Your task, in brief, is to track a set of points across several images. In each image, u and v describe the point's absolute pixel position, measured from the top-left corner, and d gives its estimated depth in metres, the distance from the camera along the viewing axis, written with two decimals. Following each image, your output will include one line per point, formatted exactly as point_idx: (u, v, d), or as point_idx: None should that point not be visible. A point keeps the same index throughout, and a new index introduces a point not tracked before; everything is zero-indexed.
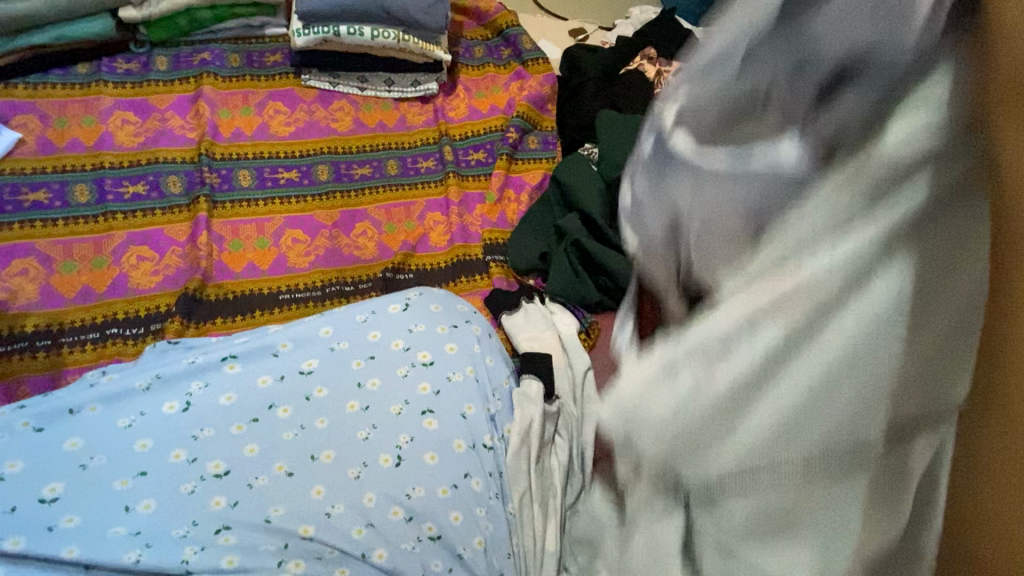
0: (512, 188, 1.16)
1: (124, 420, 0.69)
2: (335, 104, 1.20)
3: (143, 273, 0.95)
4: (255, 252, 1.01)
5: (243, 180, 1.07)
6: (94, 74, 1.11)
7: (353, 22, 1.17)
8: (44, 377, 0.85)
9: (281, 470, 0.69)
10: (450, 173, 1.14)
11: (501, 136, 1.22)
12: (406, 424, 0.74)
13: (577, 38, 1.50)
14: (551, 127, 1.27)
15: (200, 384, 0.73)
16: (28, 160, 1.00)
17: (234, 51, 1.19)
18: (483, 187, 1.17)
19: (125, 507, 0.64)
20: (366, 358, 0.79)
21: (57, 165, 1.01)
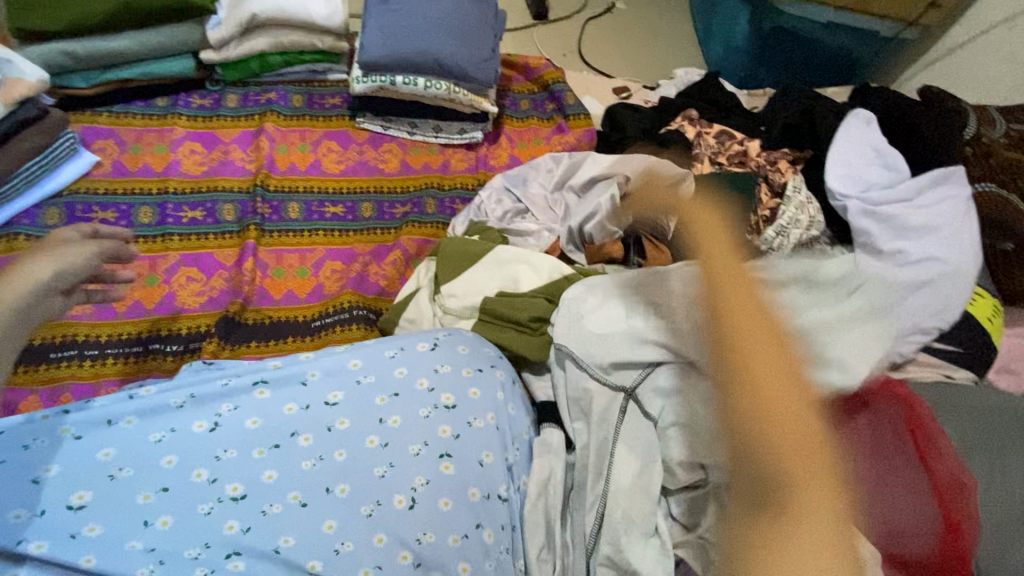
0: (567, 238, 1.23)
1: (154, 434, 0.71)
2: (385, 146, 1.27)
3: (190, 293, 1.01)
4: (295, 280, 1.06)
5: (292, 212, 1.13)
6: (171, 107, 1.21)
7: (409, 73, 1.24)
8: (89, 385, 0.89)
9: (296, 500, 0.70)
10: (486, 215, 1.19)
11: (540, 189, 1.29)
12: (423, 466, 0.74)
13: (621, 96, 1.55)
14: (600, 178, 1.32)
15: (229, 406, 0.75)
16: (102, 181, 1.09)
17: (298, 93, 1.28)
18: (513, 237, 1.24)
19: (143, 521, 0.65)
20: (390, 394, 0.80)
21: (127, 187, 1.09)
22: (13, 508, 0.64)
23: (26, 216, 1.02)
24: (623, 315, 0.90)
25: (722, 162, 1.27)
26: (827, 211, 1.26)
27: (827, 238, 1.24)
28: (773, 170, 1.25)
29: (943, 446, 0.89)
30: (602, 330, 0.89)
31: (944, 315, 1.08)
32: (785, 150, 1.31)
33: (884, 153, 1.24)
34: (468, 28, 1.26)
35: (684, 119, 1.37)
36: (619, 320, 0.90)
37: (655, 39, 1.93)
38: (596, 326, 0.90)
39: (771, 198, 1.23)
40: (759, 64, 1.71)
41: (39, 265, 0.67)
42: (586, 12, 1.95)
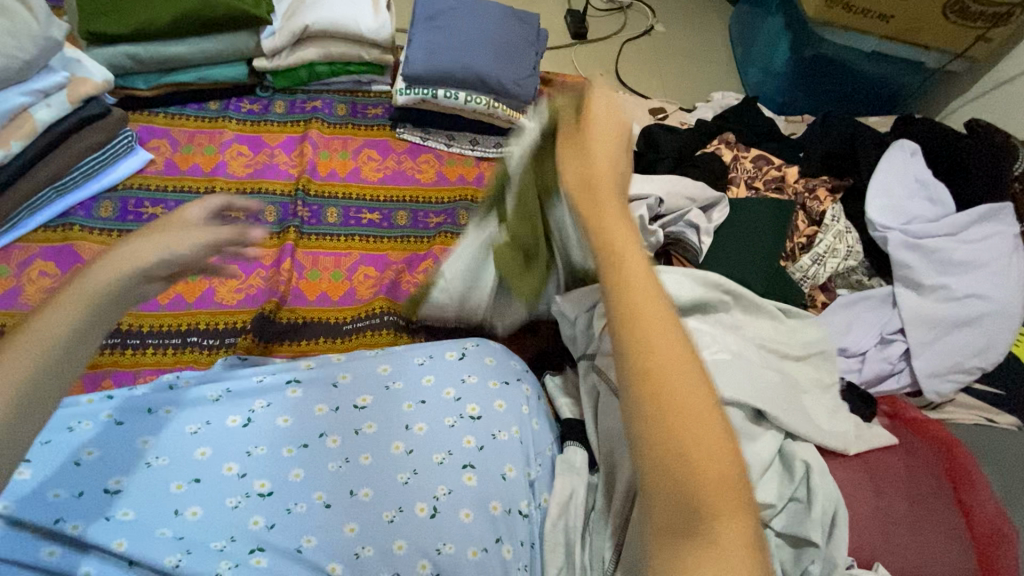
0: None
1: (191, 426, 0.74)
2: (422, 157, 1.29)
3: (229, 290, 1.04)
4: (330, 283, 1.08)
5: (330, 217, 1.16)
6: (222, 110, 1.25)
7: (450, 87, 1.27)
8: (128, 373, 0.92)
9: (320, 500, 0.71)
10: None
11: None
12: (446, 475, 0.74)
13: (657, 117, 1.56)
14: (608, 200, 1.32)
15: (263, 403, 0.77)
16: (153, 178, 1.13)
17: (342, 102, 1.33)
18: None
19: (174, 510, 0.67)
20: (417, 402, 0.80)
21: (176, 185, 1.14)
22: (54, 487, 0.66)
23: (81, 208, 1.07)
24: None
25: (759, 188, 1.26)
26: (866, 241, 1.23)
27: (865, 268, 1.22)
28: (812, 198, 1.23)
29: (992, 500, 0.84)
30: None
31: (986, 355, 1.05)
32: (825, 178, 1.29)
33: (928, 185, 1.21)
34: (510, 46, 1.30)
35: (721, 142, 1.36)
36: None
37: (693, 62, 1.94)
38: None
39: (808, 226, 1.21)
40: (797, 91, 1.70)
41: (145, 251, 0.63)
42: (625, 33, 1.97)
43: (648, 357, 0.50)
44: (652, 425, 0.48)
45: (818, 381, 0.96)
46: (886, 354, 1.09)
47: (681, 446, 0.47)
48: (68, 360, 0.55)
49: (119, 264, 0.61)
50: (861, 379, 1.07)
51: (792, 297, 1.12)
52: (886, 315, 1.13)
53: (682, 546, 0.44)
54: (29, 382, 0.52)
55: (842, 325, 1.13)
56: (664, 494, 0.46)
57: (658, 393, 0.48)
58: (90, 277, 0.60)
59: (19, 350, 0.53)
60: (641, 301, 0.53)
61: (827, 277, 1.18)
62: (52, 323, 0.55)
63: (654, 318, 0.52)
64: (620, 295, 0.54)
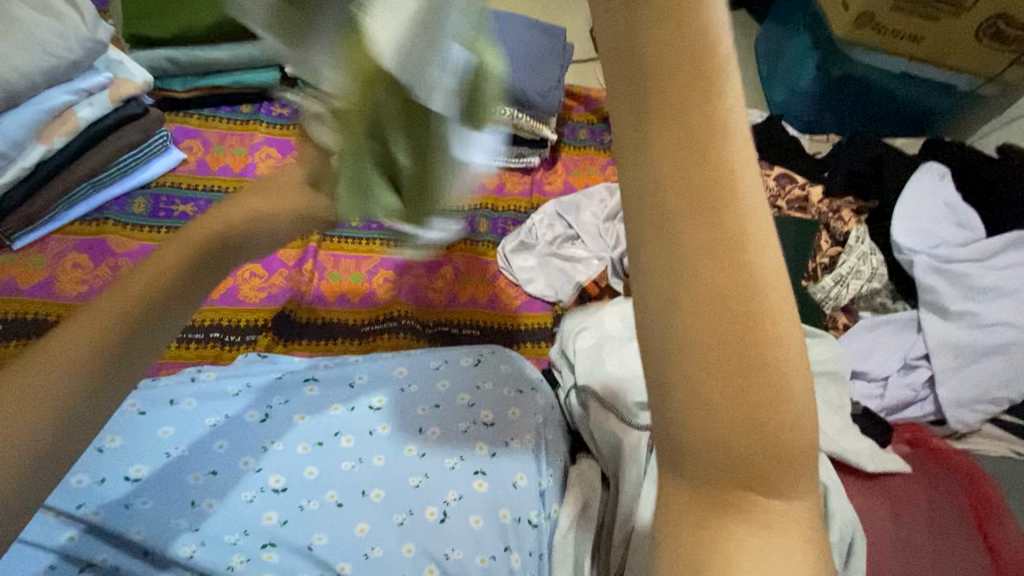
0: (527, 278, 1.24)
1: (210, 419, 0.75)
2: None
3: (252, 288, 1.06)
4: (350, 285, 1.10)
5: (353, 221, 1.19)
6: (253, 113, 1.29)
7: None
8: (152, 365, 0.95)
9: (332, 500, 0.71)
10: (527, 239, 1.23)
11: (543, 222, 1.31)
12: (457, 481, 0.74)
13: None
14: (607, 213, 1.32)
15: (281, 399, 0.78)
16: (185, 177, 1.17)
17: None
18: None
19: (191, 501, 0.68)
20: (431, 406, 0.81)
21: (206, 184, 1.17)
22: (77, 474, 0.68)
23: (116, 203, 1.11)
24: None
25: (782, 206, 1.25)
26: (891, 265, 1.21)
27: (890, 291, 1.20)
28: (836, 218, 1.21)
29: (1019, 536, 0.82)
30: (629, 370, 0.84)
31: (1016, 386, 1.01)
32: (850, 198, 1.27)
33: (957, 210, 1.18)
34: (537, 59, 1.31)
35: None
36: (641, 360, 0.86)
37: None
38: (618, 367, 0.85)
39: (832, 246, 1.19)
40: (824, 110, 1.69)
41: (245, 216, 0.51)
42: None
43: (730, 238, 0.28)
44: (722, 357, 0.28)
45: (827, 404, 0.97)
46: (909, 381, 1.07)
47: (759, 387, 0.29)
48: (148, 339, 0.48)
49: (218, 231, 0.51)
50: (882, 405, 1.05)
51: (812, 317, 1.10)
52: (910, 340, 1.11)
53: (714, 522, 0.31)
54: (101, 360, 0.46)
55: (863, 349, 1.11)
56: (716, 458, 0.30)
57: (737, 309, 0.28)
58: (195, 237, 0.50)
59: (104, 317, 0.46)
60: (720, 135, 0.29)
61: (850, 299, 1.16)
62: (139, 288, 0.48)
63: (741, 178, 0.29)
64: (686, 127, 0.29)
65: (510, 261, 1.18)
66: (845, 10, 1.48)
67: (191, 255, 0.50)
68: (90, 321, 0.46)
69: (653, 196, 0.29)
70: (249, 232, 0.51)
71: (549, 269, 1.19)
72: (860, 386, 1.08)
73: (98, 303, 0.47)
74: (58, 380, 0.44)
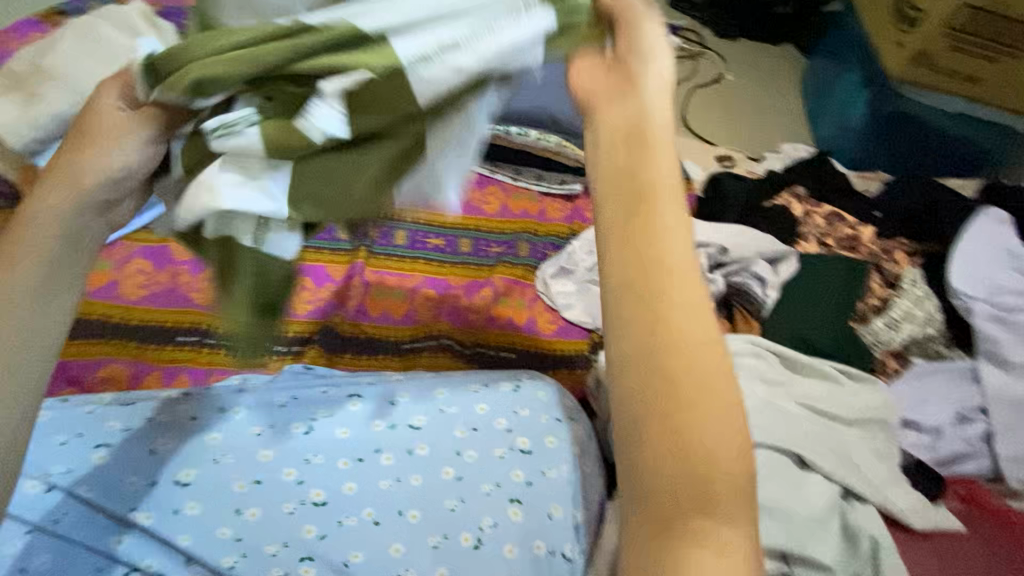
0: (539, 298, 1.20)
1: (257, 428, 0.77)
2: (488, 189, 1.33)
3: (300, 300, 1.09)
4: (392, 302, 1.12)
5: (398, 239, 1.21)
6: None
7: (524, 125, 1.32)
8: (202, 370, 0.99)
9: (369, 518, 0.72)
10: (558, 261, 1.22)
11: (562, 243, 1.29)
12: (493, 508, 0.74)
13: (724, 164, 1.55)
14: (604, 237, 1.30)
15: (323, 413, 0.80)
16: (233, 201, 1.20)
17: None
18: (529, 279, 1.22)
19: (235, 510, 0.70)
20: (470, 429, 0.81)
21: None
22: (132, 476, 0.71)
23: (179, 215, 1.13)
24: None
25: (830, 244, 1.23)
26: (946, 310, 1.16)
27: (946, 337, 1.13)
28: (888, 260, 1.20)
29: None
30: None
31: None
32: (903, 240, 1.25)
33: (1017, 257, 1.14)
34: None
35: (792, 195, 1.33)
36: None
37: (761, 112, 1.92)
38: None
39: (883, 288, 1.16)
40: (875, 147, 1.65)
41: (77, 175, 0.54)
42: (694, 79, 1.97)
43: (673, 348, 0.45)
44: (657, 404, 0.44)
45: (876, 452, 0.92)
46: (964, 434, 1.01)
47: (684, 428, 0.43)
48: (54, 283, 0.52)
49: (73, 188, 0.54)
50: (934, 457, 0.99)
51: (862, 361, 1.06)
52: (966, 390, 1.05)
53: (671, 545, 0.42)
54: (32, 316, 0.51)
55: (916, 398, 1.06)
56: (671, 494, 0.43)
57: (668, 378, 0.44)
58: (50, 196, 0.53)
59: (10, 282, 0.50)
60: (667, 269, 0.47)
61: (902, 344, 1.11)
62: (32, 252, 0.52)
63: (684, 314, 0.46)
64: (651, 272, 0.47)
65: (549, 286, 1.20)
66: (900, 48, 1.48)
67: (59, 208, 0.53)
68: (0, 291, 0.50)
69: (631, 315, 0.46)
70: (95, 178, 0.55)
71: (588, 297, 1.19)
72: (910, 436, 1.02)
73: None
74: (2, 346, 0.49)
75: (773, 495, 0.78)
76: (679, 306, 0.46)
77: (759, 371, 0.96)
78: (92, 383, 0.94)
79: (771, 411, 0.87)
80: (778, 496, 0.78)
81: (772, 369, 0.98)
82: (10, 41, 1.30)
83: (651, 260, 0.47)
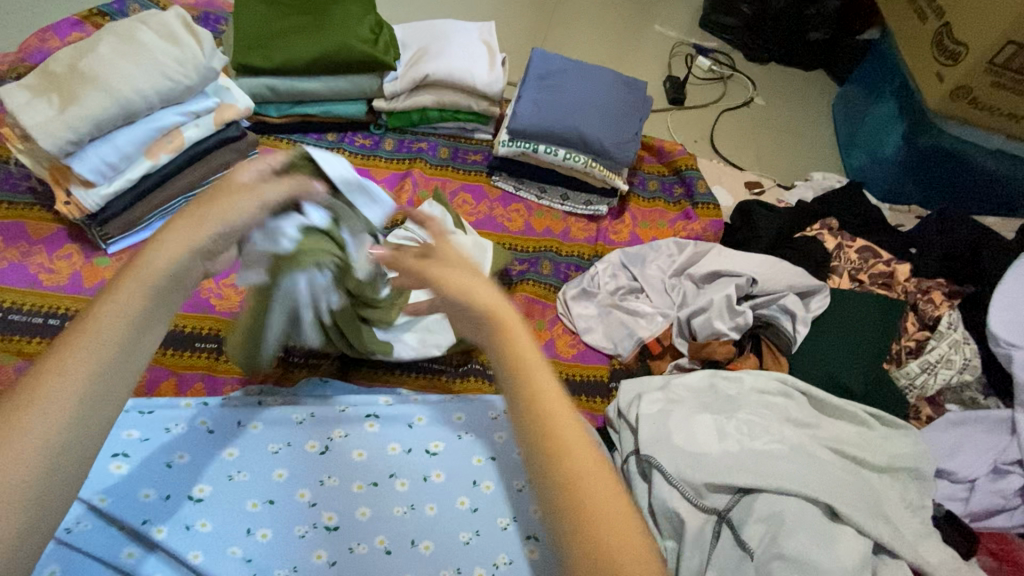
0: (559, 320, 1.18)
1: (273, 445, 0.75)
2: (512, 206, 1.33)
3: None
4: None
5: None
6: (339, 142, 1.35)
7: (552, 143, 1.29)
8: (218, 378, 0.98)
9: (381, 545, 0.70)
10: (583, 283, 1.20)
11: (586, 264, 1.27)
12: (508, 543, 0.72)
13: (753, 191, 1.53)
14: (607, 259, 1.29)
15: (341, 432, 0.78)
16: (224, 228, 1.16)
17: (446, 145, 1.40)
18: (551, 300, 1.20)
19: (247, 529, 0.69)
20: (487, 458, 0.79)
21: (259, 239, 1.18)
22: (146, 487, 0.69)
23: None
24: (719, 436, 0.86)
25: (863, 281, 1.19)
26: (985, 355, 1.12)
27: (980, 385, 1.10)
28: (926, 300, 1.15)
29: None
30: (694, 448, 0.85)
31: None
32: (941, 280, 1.20)
33: None
34: (616, 110, 1.32)
35: (824, 227, 1.30)
36: (712, 439, 0.86)
37: (791, 138, 1.88)
38: (685, 442, 0.86)
39: (919, 330, 1.12)
40: (908, 180, 1.61)
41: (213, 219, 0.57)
42: (724, 102, 1.94)
43: (556, 446, 0.49)
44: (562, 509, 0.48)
45: (906, 503, 0.87)
46: (1002, 488, 0.96)
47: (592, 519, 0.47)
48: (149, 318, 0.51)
49: (189, 236, 0.55)
50: (968, 511, 0.96)
51: (894, 405, 1.02)
52: (1005, 442, 1.00)
53: None
54: (109, 355, 0.47)
55: (948, 446, 1.02)
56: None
57: (575, 499, 0.48)
58: (178, 231, 0.55)
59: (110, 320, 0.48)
60: (522, 369, 0.52)
61: (937, 389, 1.07)
62: (132, 295, 0.50)
63: (552, 410, 0.51)
64: (514, 379, 0.52)
65: (570, 308, 1.17)
66: (940, 81, 1.42)
67: (172, 254, 0.53)
68: (101, 318, 0.48)
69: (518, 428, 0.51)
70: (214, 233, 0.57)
71: (610, 321, 1.16)
72: (941, 486, 0.99)
73: (86, 317, 0.48)
74: (78, 382, 0.45)
75: (803, 549, 0.74)
76: (546, 402, 0.51)
77: (787, 411, 0.93)
78: None
79: (801, 456, 0.84)
80: (808, 549, 0.74)
81: (800, 410, 0.94)
82: (48, 39, 1.32)
83: (520, 379, 0.51)
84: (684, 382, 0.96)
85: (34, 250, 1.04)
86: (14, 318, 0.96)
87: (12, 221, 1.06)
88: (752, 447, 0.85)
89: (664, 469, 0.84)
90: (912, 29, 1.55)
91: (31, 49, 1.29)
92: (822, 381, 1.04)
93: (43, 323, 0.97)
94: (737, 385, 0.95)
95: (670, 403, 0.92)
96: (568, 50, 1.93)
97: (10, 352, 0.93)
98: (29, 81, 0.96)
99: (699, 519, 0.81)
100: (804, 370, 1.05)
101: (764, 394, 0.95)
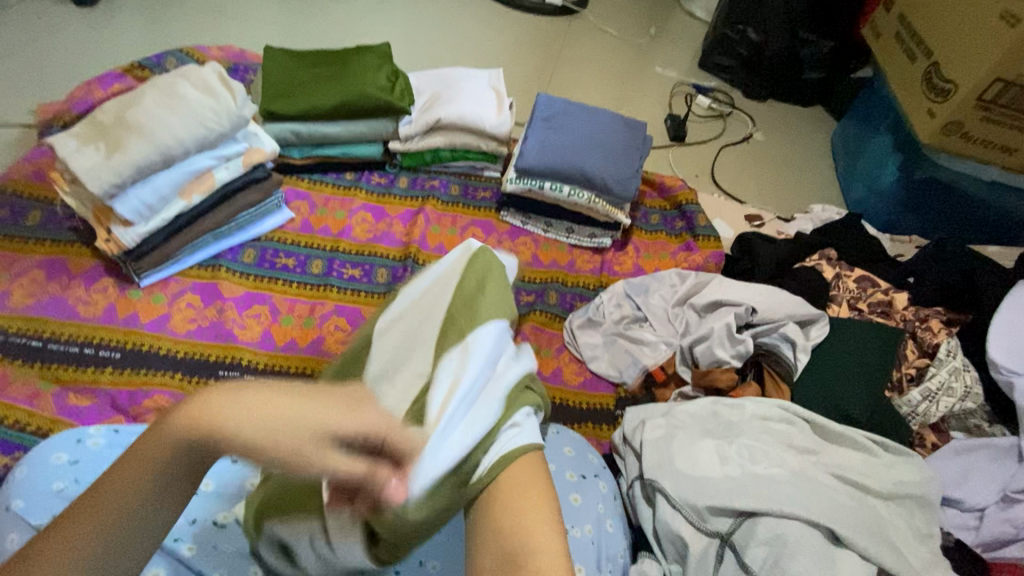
0: (566, 348, 1.23)
1: None
2: (520, 239, 1.40)
3: (335, 340, 1.15)
4: (300, 330, 1.15)
5: None
6: (356, 181, 1.43)
7: (557, 180, 1.36)
8: None
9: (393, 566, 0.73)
10: (585, 313, 1.24)
11: (591, 295, 1.32)
12: None
13: (753, 222, 1.58)
14: (596, 287, 1.34)
15: None
16: (243, 281, 1.20)
17: (457, 184, 1.48)
18: (561, 330, 1.25)
19: None
20: None
21: (265, 290, 1.20)
22: None
23: (230, 252, 1.23)
24: (719, 462, 0.89)
25: (862, 310, 1.22)
26: (989, 382, 1.13)
27: (986, 412, 1.12)
28: (924, 328, 1.17)
29: None
30: (697, 472, 0.88)
31: None
32: (938, 309, 1.23)
33: None
34: (618, 150, 1.39)
35: (822, 258, 1.34)
36: (714, 464, 0.88)
37: (790, 171, 1.94)
38: (687, 467, 0.88)
39: (918, 358, 1.14)
40: (908, 211, 1.65)
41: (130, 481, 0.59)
42: (723, 139, 2.02)
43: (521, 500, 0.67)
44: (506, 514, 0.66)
45: (914, 531, 0.88)
46: (1011, 516, 0.97)
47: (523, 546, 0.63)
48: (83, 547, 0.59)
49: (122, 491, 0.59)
50: (978, 541, 0.96)
51: (896, 431, 1.04)
52: (1011, 470, 1.01)
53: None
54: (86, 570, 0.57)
55: (956, 474, 1.02)
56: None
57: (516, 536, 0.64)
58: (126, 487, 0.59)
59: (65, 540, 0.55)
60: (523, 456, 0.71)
61: (939, 416, 1.09)
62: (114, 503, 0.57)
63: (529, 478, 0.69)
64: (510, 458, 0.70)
65: (576, 337, 1.22)
66: (932, 117, 1.47)
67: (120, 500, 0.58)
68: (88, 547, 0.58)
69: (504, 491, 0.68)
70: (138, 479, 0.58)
71: (615, 350, 1.20)
72: (951, 515, 0.99)
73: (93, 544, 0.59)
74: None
75: (804, 572, 0.75)
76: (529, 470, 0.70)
77: (789, 437, 0.95)
78: (138, 412, 1.00)
79: (802, 480, 0.86)
80: (810, 571, 0.75)
81: (803, 436, 0.96)
82: (92, 90, 1.43)
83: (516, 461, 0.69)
84: (688, 409, 0.98)
85: (72, 284, 1.11)
86: (53, 348, 1.03)
87: (54, 257, 1.14)
88: (752, 471, 0.87)
89: (668, 493, 0.87)
90: (902, 69, 1.62)
91: (76, 99, 1.41)
92: (824, 410, 1.06)
93: (78, 352, 1.04)
94: (739, 412, 0.97)
95: (673, 429, 0.94)
96: (572, 92, 2.03)
97: (49, 380, 1.00)
98: (78, 130, 1.06)
99: (702, 543, 0.83)
100: (806, 400, 1.08)
101: (766, 422, 0.97)
